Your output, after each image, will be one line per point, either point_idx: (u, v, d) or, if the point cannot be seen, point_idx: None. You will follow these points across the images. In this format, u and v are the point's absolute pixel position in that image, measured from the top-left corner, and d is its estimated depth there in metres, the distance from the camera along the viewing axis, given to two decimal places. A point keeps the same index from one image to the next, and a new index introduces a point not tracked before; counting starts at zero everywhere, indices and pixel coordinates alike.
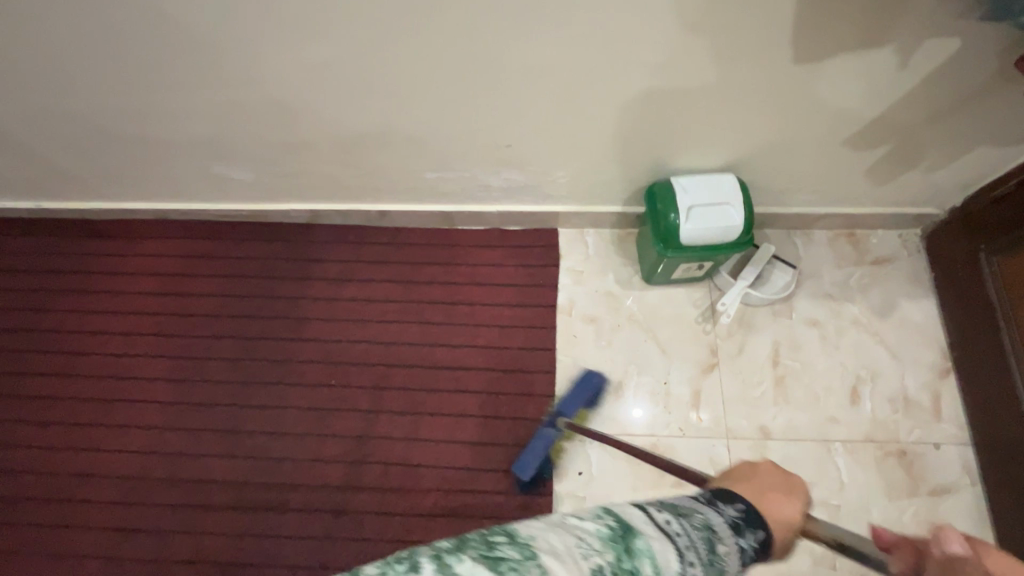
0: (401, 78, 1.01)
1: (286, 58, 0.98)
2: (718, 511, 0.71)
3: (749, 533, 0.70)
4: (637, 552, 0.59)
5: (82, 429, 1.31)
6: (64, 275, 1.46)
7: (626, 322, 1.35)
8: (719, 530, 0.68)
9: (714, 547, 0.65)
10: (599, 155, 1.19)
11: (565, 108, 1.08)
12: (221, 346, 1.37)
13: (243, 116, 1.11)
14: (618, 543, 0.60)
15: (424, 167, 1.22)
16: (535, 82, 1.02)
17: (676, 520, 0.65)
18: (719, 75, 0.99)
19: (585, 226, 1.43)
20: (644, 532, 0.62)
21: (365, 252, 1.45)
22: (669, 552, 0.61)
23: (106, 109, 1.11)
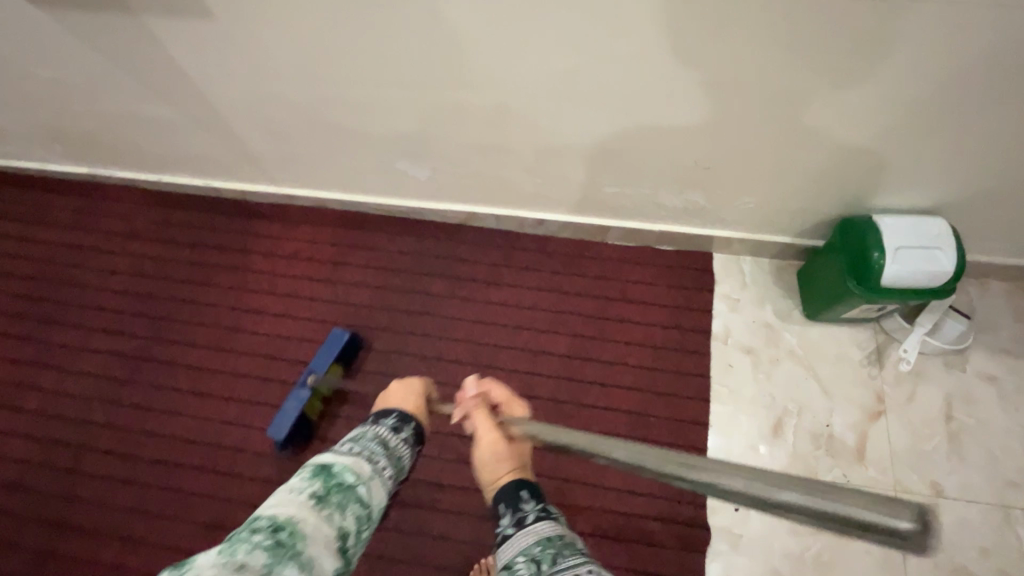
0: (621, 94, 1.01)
1: (520, 67, 1.00)
2: (408, 425, 0.89)
3: (405, 429, 0.88)
4: (337, 472, 0.71)
5: (237, 404, 1.35)
6: (226, 253, 1.52)
7: (785, 356, 1.30)
8: (387, 437, 0.84)
9: (389, 447, 0.82)
10: (789, 187, 1.16)
11: (775, 139, 1.06)
12: (373, 338, 1.40)
13: (446, 116, 1.12)
14: (323, 473, 0.70)
15: (606, 182, 1.22)
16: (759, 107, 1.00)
17: (351, 444, 0.78)
18: (961, 114, 0.95)
19: (743, 254, 1.40)
20: (336, 457, 0.74)
21: (515, 258, 1.45)
22: (363, 463, 0.75)
23: (315, 99, 1.15)
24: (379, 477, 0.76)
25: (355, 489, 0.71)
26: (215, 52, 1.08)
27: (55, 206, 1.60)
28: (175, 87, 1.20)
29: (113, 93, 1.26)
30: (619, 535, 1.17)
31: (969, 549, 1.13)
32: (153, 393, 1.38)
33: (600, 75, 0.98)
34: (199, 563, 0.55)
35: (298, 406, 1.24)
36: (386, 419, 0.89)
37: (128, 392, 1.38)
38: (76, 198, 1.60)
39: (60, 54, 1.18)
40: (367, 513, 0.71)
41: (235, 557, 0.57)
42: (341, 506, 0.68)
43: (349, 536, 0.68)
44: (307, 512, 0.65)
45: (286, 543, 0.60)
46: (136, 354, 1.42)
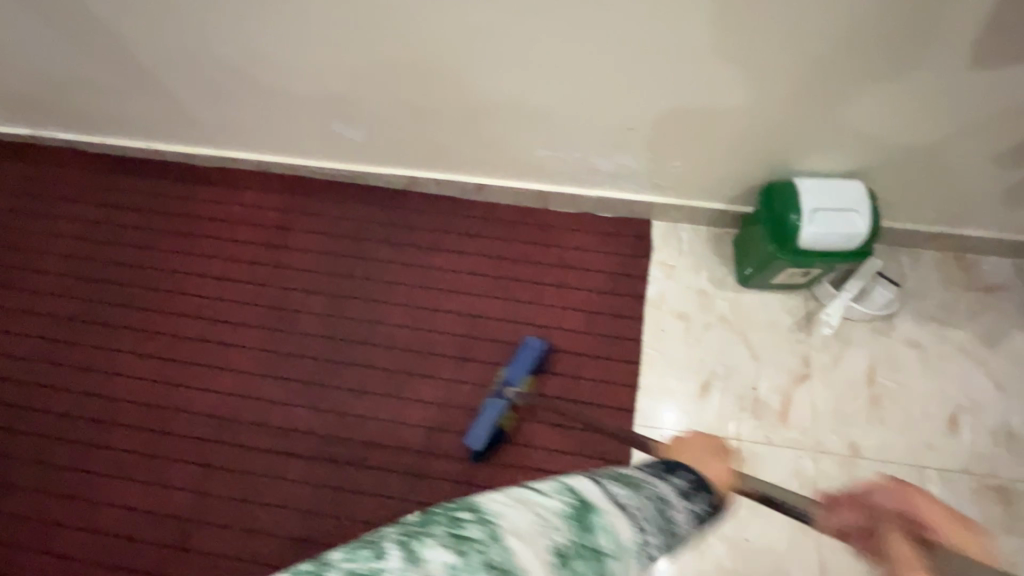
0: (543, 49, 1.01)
1: (440, 21, 0.99)
2: (701, 496, 0.62)
3: (698, 498, 0.61)
4: (592, 527, 0.47)
5: (176, 365, 1.35)
6: (169, 216, 1.51)
7: (717, 321, 1.32)
8: (670, 500, 0.57)
9: (668, 517, 0.56)
10: (719, 148, 1.17)
11: (700, 97, 1.06)
12: (312, 301, 1.40)
13: (374, 73, 1.12)
14: (579, 520, 0.47)
15: (539, 144, 1.22)
16: (679, 64, 1.00)
17: (629, 491, 0.54)
18: (872, 73, 0.96)
19: (682, 221, 1.41)
20: (604, 506, 0.50)
21: (458, 224, 1.45)
22: (626, 531, 0.50)
23: (242, 55, 1.14)
24: (641, 553, 0.51)
25: (605, 563, 0.47)
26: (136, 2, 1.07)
27: None
28: (103, 41, 1.18)
29: (44, 50, 1.25)
30: None
31: None
32: (93, 354, 1.38)
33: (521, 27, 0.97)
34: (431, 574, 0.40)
35: (493, 417, 1.20)
36: (672, 473, 0.63)
37: (68, 353, 1.38)
38: (18, 161, 1.58)
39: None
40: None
41: None
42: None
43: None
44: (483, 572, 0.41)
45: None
46: (77, 315, 1.42)
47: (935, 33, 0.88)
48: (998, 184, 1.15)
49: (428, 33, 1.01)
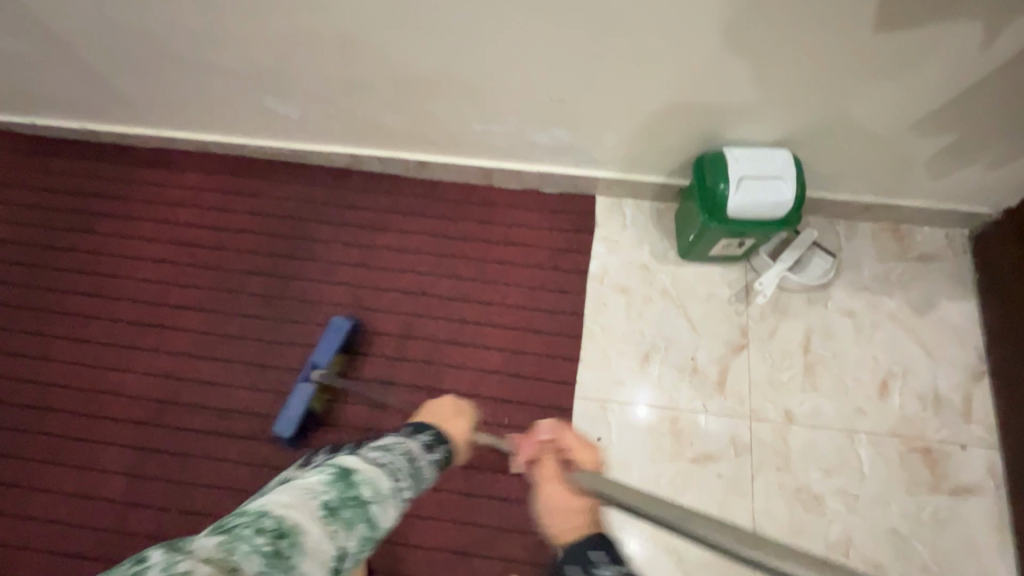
0: (466, 19, 1.00)
1: None
2: (438, 446, 0.91)
3: (439, 449, 0.90)
4: (356, 484, 0.67)
5: (115, 349, 1.34)
6: (108, 201, 1.49)
7: (658, 295, 1.33)
8: (414, 452, 0.84)
9: (415, 466, 0.80)
10: (651, 119, 1.17)
11: (627, 68, 1.06)
12: (253, 283, 1.39)
13: (299, 45, 1.10)
14: (342, 481, 0.67)
15: (473, 119, 1.21)
16: (601, 35, 1.00)
17: (382, 454, 0.78)
18: (790, 42, 0.97)
19: (625, 197, 1.42)
20: (360, 466, 0.70)
21: (401, 203, 1.44)
22: (382, 479, 0.71)
23: (164, 29, 1.11)
24: (393, 497, 0.71)
25: (368, 508, 0.66)
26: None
27: None
28: (19, 14, 1.14)
29: None
30: (485, 468, 1.22)
31: (812, 472, 1.18)
32: (27, 339, 1.35)
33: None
34: (196, 553, 0.49)
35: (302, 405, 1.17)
36: (421, 435, 0.92)
37: (2, 339, 1.35)
38: None
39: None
40: (370, 536, 0.66)
41: (229, 557, 0.51)
42: (348, 524, 0.63)
43: (345, 558, 0.61)
44: (314, 521, 0.59)
45: (285, 552, 0.54)
46: (10, 301, 1.39)
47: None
48: (925, 152, 1.17)
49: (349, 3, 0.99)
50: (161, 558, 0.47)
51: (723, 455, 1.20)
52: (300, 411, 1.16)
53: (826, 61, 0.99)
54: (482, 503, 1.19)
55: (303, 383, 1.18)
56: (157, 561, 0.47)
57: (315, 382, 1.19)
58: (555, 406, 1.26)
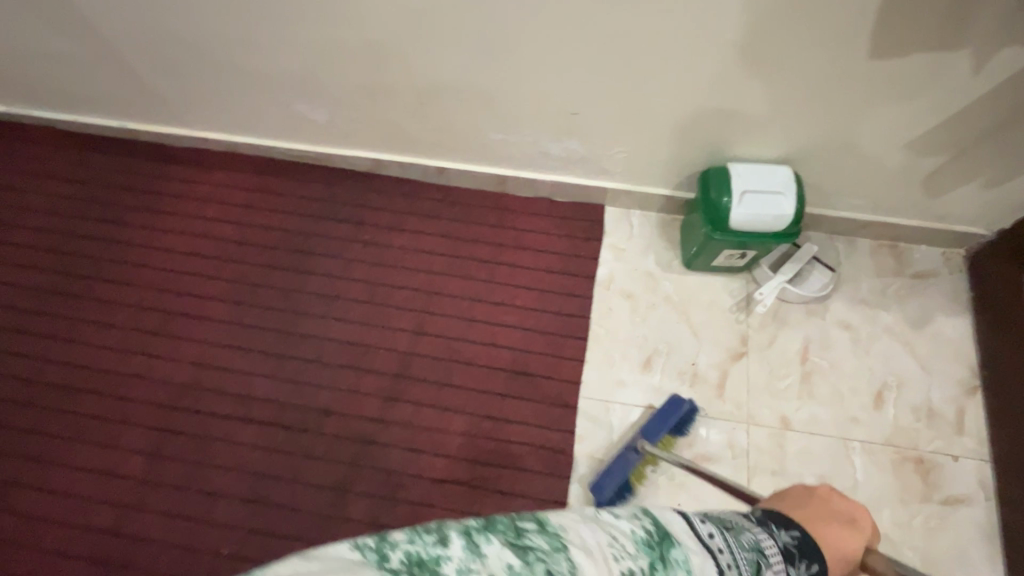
0: (491, 34, 1.07)
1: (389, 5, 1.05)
2: (804, 559, 0.73)
3: (801, 562, 0.72)
4: (668, 561, 0.62)
5: (140, 335, 1.40)
6: (138, 193, 1.55)
7: (661, 301, 1.39)
8: (767, 549, 0.70)
9: (758, 562, 0.68)
10: (660, 133, 1.23)
11: (638, 83, 1.12)
12: (274, 276, 1.45)
13: (332, 54, 1.17)
14: (649, 546, 0.62)
15: (491, 128, 1.28)
16: (615, 52, 1.07)
17: (729, 539, 0.68)
18: (791, 64, 1.03)
19: (633, 207, 1.48)
20: (683, 541, 0.65)
21: (419, 206, 1.51)
22: (708, 566, 0.63)
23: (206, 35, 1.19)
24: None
25: None
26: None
27: None
28: (73, 17, 1.23)
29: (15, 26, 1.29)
30: (491, 461, 1.27)
31: (807, 477, 1.22)
32: (57, 324, 1.42)
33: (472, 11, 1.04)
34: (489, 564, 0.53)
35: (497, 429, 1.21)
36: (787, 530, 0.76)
37: (34, 323, 1.42)
38: None
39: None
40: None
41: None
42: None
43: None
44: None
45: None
46: (44, 286, 1.46)
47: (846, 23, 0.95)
48: (921, 173, 1.23)
49: (383, 15, 1.07)
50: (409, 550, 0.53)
51: (721, 457, 1.24)
52: (623, 478, 1.16)
53: (827, 83, 1.06)
54: (487, 494, 1.24)
55: (628, 451, 1.19)
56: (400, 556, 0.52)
57: (641, 453, 1.19)
58: (559, 404, 1.31)
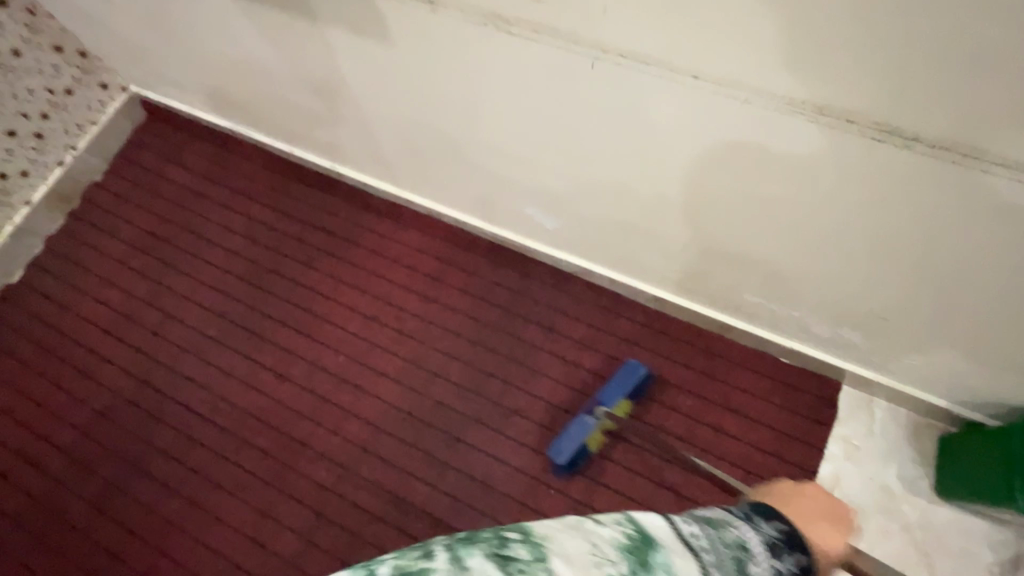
0: (827, 231, 0.84)
1: (697, 182, 0.86)
2: (789, 555, 0.61)
3: (786, 554, 0.61)
4: (654, 563, 0.45)
5: (311, 398, 1.37)
6: (333, 239, 1.52)
7: (897, 530, 1.13)
8: (753, 549, 0.58)
9: (743, 563, 0.55)
10: (963, 365, 0.99)
11: (971, 323, 0.89)
12: (452, 368, 1.36)
13: (606, 194, 0.99)
14: (638, 549, 0.46)
15: (749, 292, 1.08)
16: (964, 291, 0.84)
17: (692, 522, 0.54)
18: None
19: (878, 397, 1.22)
20: (666, 543, 0.48)
21: (619, 326, 1.35)
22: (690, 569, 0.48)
23: (470, 140, 1.03)
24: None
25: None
26: (379, 72, 0.96)
27: (193, 151, 1.67)
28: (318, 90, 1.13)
29: (260, 79, 1.22)
30: None
31: None
32: (237, 360, 1.42)
33: (820, 211, 0.81)
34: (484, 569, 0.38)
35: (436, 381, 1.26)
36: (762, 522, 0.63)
37: (217, 353, 1.43)
38: (212, 146, 1.66)
39: (223, 25, 1.10)
40: None
41: None
42: None
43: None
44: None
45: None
46: (231, 318, 1.47)
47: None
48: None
49: (683, 183, 0.88)
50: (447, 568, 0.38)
51: None
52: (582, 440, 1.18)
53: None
54: None
55: (584, 416, 1.21)
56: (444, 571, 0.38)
57: (598, 418, 1.21)
58: None
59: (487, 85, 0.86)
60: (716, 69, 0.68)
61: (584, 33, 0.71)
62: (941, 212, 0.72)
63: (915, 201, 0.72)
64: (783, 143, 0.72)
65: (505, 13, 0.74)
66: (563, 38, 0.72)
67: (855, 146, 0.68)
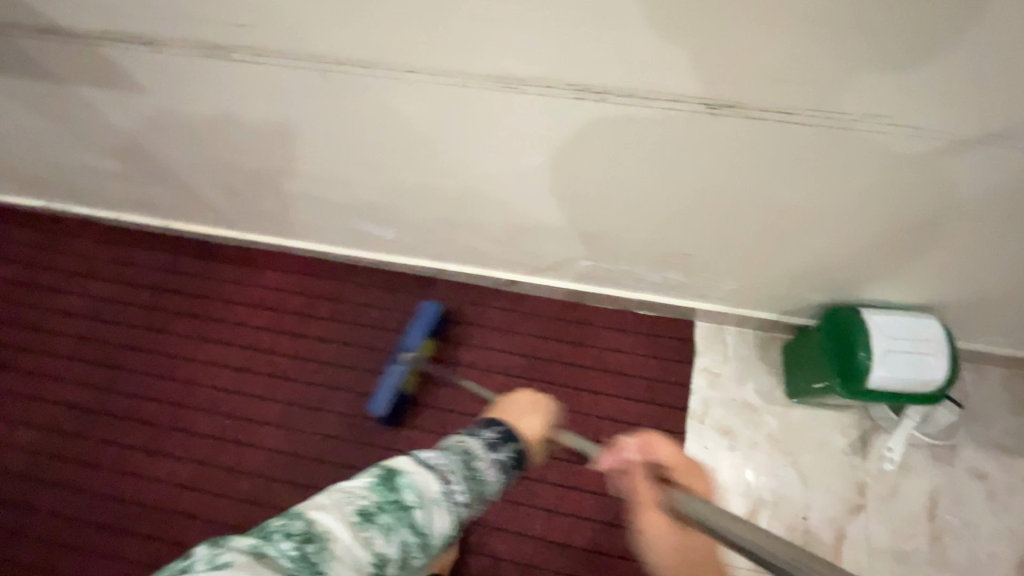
0: (602, 182, 0.95)
1: (475, 161, 0.96)
2: (510, 444, 0.77)
3: (503, 447, 0.75)
4: (398, 488, 0.61)
5: (190, 466, 1.30)
6: (184, 298, 1.45)
7: (764, 440, 1.24)
8: (474, 451, 0.72)
9: (472, 467, 0.69)
10: (772, 279, 1.10)
11: (750, 239, 1.02)
12: (333, 399, 1.34)
13: (415, 194, 1.07)
14: (384, 484, 0.61)
15: (578, 257, 1.15)
16: (728, 211, 0.96)
17: (438, 454, 0.68)
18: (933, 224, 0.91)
19: (727, 324, 1.33)
20: (408, 468, 0.63)
21: (488, 317, 1.38)
22: (433, 482, 0.63)
23: (279, 168, 1.07)
24: (447, 501, 0.63)
25: (411, 512, 0.60)
26: (164, 122, 1.00)
27: (11, 240, 1.54)
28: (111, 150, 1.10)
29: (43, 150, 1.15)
30: None
31: None
32: (103, 448, 1.33)
33: (586, 167, 0.93)
34: (234, 546, 0.49)
35: (394, 383, 1.24)
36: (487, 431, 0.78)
37: (78, 447, 1.34)
38: (31, 231, 1.54)
39: None
40: (421, 542, 0.60)
41: (265, 558, 0.49)
42: (389, 529, 0.57)
43: (388, 563, 0.56)
44: (346, 528, 0.54)
45: (313, 557, 0.51)
46: (87, 406, 1.37)
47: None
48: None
49: (462, 166, 0.98)
50: (204, 551, 0.48)
51: None
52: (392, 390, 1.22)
53: (1014, 229, 0.90)
54: None
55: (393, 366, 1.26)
56: (202, 555, 0.48)
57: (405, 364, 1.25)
58: None
59: (264, 110, 0.94)
60: (419, 63, 0.81)
61: (298, 46, 0.82)
62: (663, 147, 0.86)
63: (636, 143, 0.87)
64: (525, 113, 0.85)
65: (229, 44, 0.84)
66: (294, 58, 0.83)
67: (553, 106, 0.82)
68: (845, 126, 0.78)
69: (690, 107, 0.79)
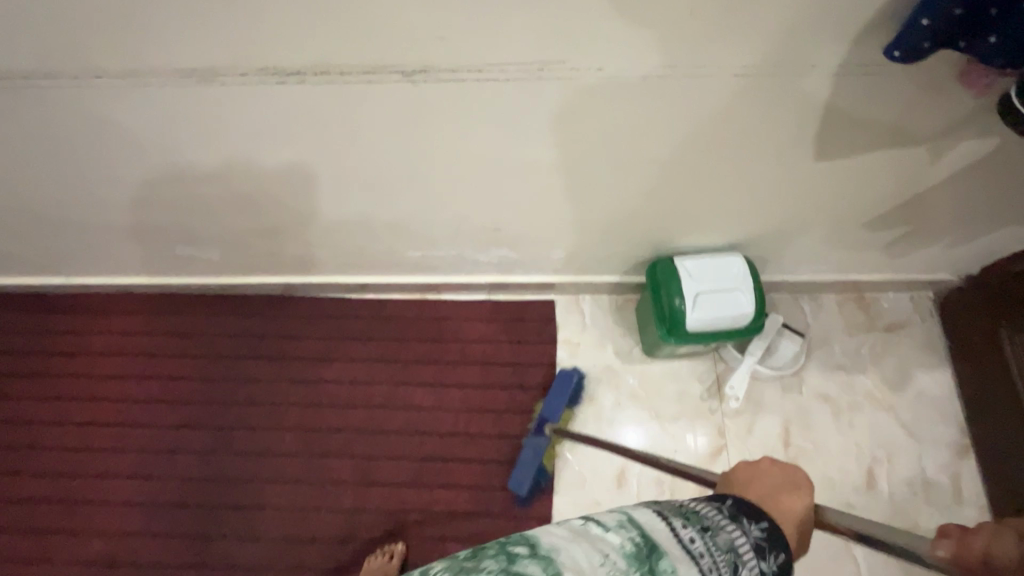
0: (383, 169, 0.94)
1: (256, 162, 0.93)
2: (705, 532, 0.55)
3: (705, 539, 0.55)
4: (559, 572, 0.47)
5: (38, 536, 1.21)
6: (16, 358, 1.34)
7: (627, 400, 1.26)
8: (660, 543, 0.52)
9: (652, 562, 0.51)
10: (596, 242, 1.12)
11: (559, 205, 1.02)
12: (191, 439, 1.27)
13: (217, 204, 1.03)
14: (545, 566, 0.48)
15: (408, 249, 1.16)
16: (523, 182, 0.96)
17: (608, 537, 0.52)
18: (714, 174, 0.94)
19: (582, 295, 1.35)
20: (580, 550, 0.50)
21: (346, 326, 1.35)
22: (594, 568, 0.48)
23: (75, 199, 1.04)
24: None
25: None
26: None
27: None
28: None
29: None
30: None
31: None
32: None
33: (364, 154, 0.91)
34: None
35: None
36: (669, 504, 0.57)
37: None
38: None
39: None
40: None
41: None
42: None
43: None
44: None
45: None
46: None
47: (773, 97, 0.80)
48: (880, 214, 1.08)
49: (247, 171, 0.95)
50: None
51: None
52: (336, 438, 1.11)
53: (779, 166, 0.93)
54: None
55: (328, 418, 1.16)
56: None
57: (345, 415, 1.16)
58: None
59: (19, 137, 0.90)
60: (120, 66, 0.77)
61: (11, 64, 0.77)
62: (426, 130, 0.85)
63: (398, 125, 0.85)
64: (272, 111, 0.83)
65: None
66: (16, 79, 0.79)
67: (296, 95, 0.80)
68: (538, 73, 0.76)
69: (385, 78, 0.77)
